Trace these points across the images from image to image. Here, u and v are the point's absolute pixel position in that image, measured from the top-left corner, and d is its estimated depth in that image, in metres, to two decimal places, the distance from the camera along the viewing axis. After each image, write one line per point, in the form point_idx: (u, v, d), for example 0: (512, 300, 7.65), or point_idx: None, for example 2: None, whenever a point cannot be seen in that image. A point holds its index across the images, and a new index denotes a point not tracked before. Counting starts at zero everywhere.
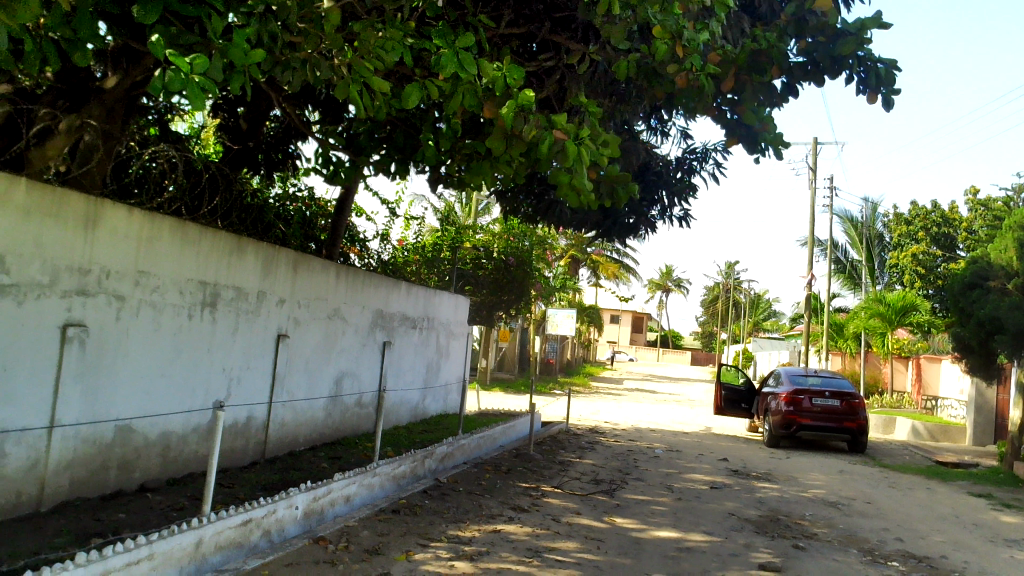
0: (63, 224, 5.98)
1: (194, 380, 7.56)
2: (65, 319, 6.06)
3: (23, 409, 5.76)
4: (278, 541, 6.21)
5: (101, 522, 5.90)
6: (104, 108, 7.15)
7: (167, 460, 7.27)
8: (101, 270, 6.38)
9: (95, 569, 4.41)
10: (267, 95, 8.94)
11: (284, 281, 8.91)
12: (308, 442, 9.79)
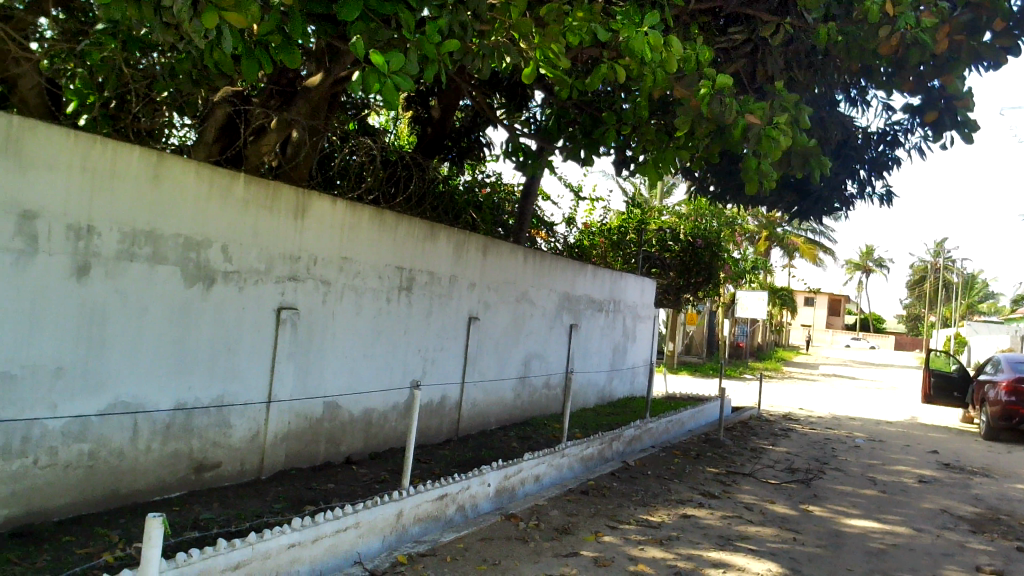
0: (277, 215, 6.48)
1: (393, 360, 7.97)
2: (279, 303, 6.57)
3: (245, 385, 6.31)
4: (472, 515, 6.45)
5: (313, 490, 6.37)
6: (311, 106, 7.64)
7: (370, 435, 7.73)
8: (310, 257, 6.86)
9: (309, 534, 4.77)
10: (458, 85, 9.21)
11: (474, 266, 9.20)
12: (498, 421, 10.08)
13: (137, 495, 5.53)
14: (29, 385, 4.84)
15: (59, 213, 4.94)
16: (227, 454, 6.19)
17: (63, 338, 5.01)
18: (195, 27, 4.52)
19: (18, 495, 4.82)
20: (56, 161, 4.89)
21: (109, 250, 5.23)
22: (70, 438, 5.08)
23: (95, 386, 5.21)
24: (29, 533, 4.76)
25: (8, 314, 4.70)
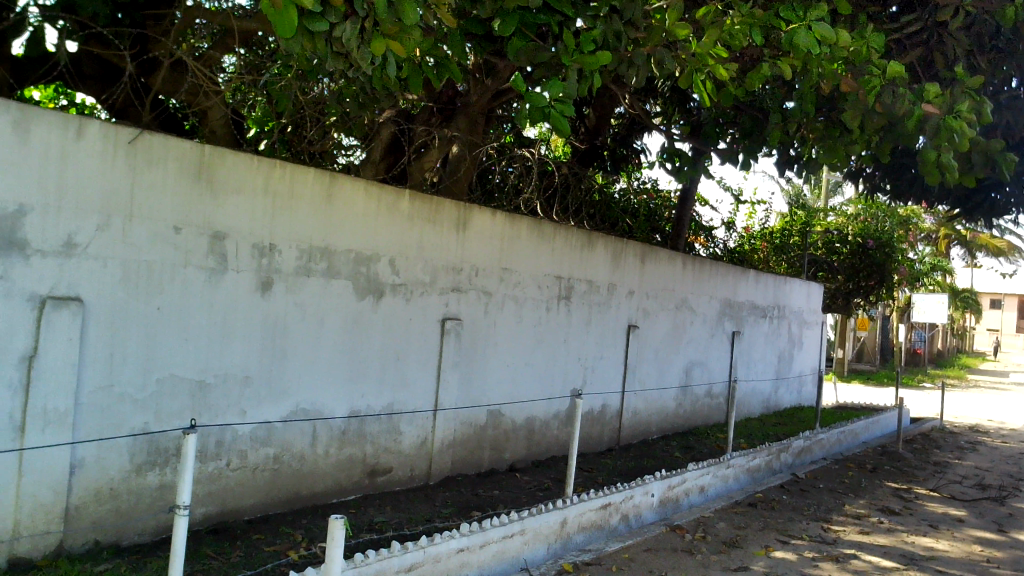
0: (440, 229, 6.70)
1: (554, 369, 8.04)
2: (444, 313, 6.77)
3: (413, 393, 6.54)
4: (636, 525, 6.39)
5: (479, 496, 6.52)
6: (469, 121, 7.84)
7: (532, 442, 7.83)
8: (472, 269, 7.04)
9: (477, 540, 4.87)
10: (613, 92, 9.19)
11: (632, 273, 9.13)
12: (660, 430, 9.94)
13: (317, 497, 5.84)
14: (222, 394, 5.23)
15: (244, 233, 5.31)
16: (398, 459, 6.44)
17: (250, 350, 5.38)
18: (364, 53, 4.74)
19: (214, 495, 5.21)
20: (242, 185, 5.28)
21: (288, 266, 5.58)
22: (257, 443, 5.45)
23: (279, 394, 5.56)
24: (225, 530, 5.16)
25: (202, 328, 5.10)
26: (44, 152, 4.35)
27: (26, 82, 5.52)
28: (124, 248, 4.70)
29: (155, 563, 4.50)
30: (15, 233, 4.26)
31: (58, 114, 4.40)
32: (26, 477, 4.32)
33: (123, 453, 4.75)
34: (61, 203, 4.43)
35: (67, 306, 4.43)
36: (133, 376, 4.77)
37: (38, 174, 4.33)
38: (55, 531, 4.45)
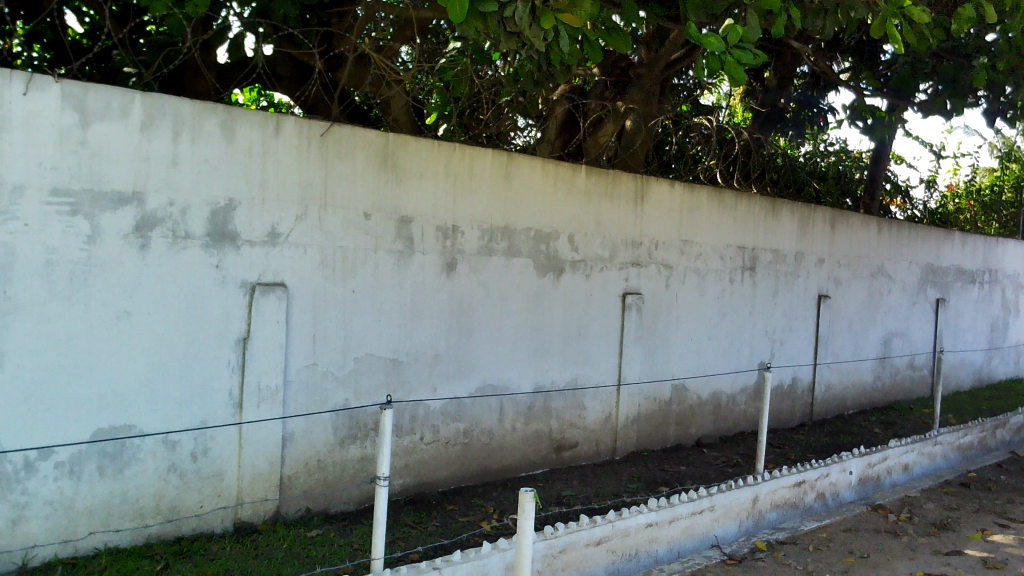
0: (617, 203, 6.65)
1: (740, 342, 7.79)
2: (624, 288, 6.73)
3: (597, 368, 6.56)
4: (833, 505, 6.10)
5: (666, 472, 6.47)
6: (644, 92, 7.71)
7: (719, 418, 7.64)
8: (651, 242, 6.95)
9: (666, 515, 4.83)
10: (796, 50, 8.73)
11: (822, 240, 8.68)
12: (857, 405, 9.42)
13: (506, 470, 6.01)
14: (414, 370, 5.47)
15: (429, 216, 5.51)
16: (583, 434, 6.49)
17: (439, 328, 5.59)
18: (535, 32, 4.75)
19: (410, 466, 5.48)
20: (425, 169, 5.47)
21: (471, 247, 5.74)
22: (448, 418, 5.66)
23: (467, 371, 5.75)
24: (421, 501, 5.41)
25: (394, 309, 5.35)
26: (248, 149, 4.69)
27: (230, 85, 5.99)
28: (321, 235, 5.00)
29: (360, 529, 4.81)
30: (227, 225, 4.63)
31: (259, 114, 4.72)
32: (245, 449, 4.73)
33: (328, 427, 5.08)
34: (265, 196, 4.77)
35: (274, 292, 4.78)
36: (334, 355, 5.08)
37: (244, 171, 4.68)
38: (271, 498, 4.84)
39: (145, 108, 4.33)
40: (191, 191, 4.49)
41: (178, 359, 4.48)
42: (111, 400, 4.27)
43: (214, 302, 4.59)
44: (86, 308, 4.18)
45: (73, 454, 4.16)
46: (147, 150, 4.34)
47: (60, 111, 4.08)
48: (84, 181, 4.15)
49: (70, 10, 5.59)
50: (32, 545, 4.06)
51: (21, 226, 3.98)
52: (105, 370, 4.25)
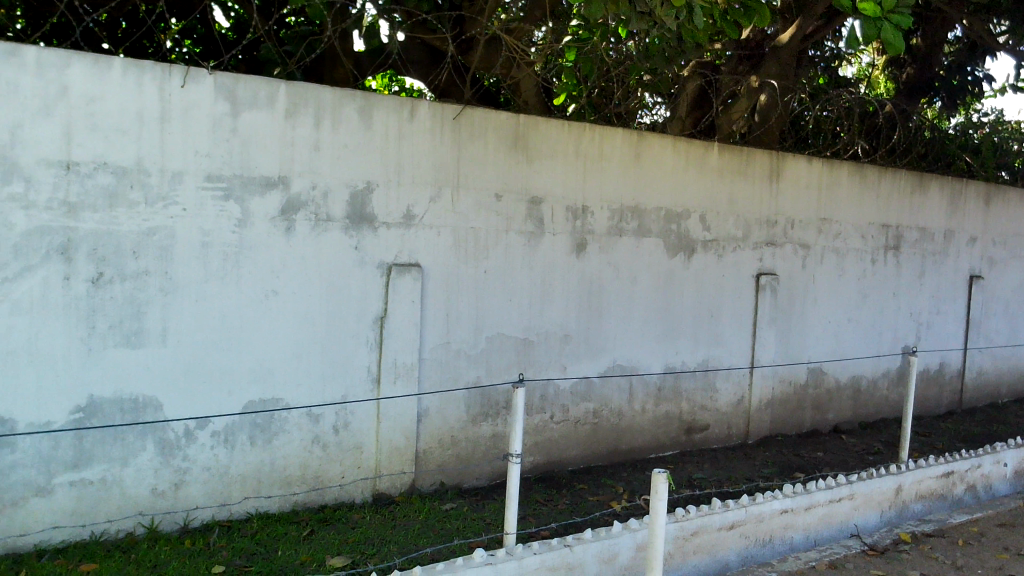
0: (751, 181, 6.47)
1: (882, 325, 7.44)
2: (758, 268, 6.55)
3: (729, 350, 6.42)
4: (986, 498, 5.76)
5: (801, 458, 6.28)
6: (780, 66, 7.42)
7: (859, 403, 7.34)
8: (787, 221, 6.72)
9: (802, 502, 4.69)
10: (948, 14, 8.18)
11: (975, 217, 8.15)
12: (1013, 393, 8.83)
13: (635, 451, 5.99)
14: (545, 350, 5.52)
15: (559, 196, 5.53)
16: (714, 417, 6.38)
17: (569, 309, 5.61)
18: (666, 11, 4.68)
19: (541, 445, 5.54)
20: (555, 151, 5.49)
21: (601, 227, 5.72)
22: (578, 397, 5.69)
23: (597, 351, 5.75)
24: (552, 479, 5.47)
25: (525, 289, 5.41)
26: (384, 133, 4.83)
27: (366, 72, 6.17)
28: (454, 216, 5.11)
29: (492, 505, 4.92)
30: (365, 208, 4.80)
31: (394, 99, 4.85)
32: (383, 423, 4.91)
33: (461, 405, 5.20)
34: (400, 179, 4.91)
35: (409, 272, 4.92)
36: (467, 334, 5.19)
37: (381, 154, 4.83)
38: (408, 472, 5.01)
39: (289, 97, 4.53)
40: (331, 176, 4.68)
41: (321, 336, 4.69)
42: (260, 375, 4.53)
43: (353, 282, 4.78)
44: (238, 287, 4.43)
45: (227, 424, 4.44)
46: (291, 137, 4.54)
47: (213, 101, 4.32)
48: (235, 167, 4.39)
49: (218, 5, 5.90)
50: (192, 507, 4.36)
51: (180, 210, 4.26)
52: (255, 346, 4.50)
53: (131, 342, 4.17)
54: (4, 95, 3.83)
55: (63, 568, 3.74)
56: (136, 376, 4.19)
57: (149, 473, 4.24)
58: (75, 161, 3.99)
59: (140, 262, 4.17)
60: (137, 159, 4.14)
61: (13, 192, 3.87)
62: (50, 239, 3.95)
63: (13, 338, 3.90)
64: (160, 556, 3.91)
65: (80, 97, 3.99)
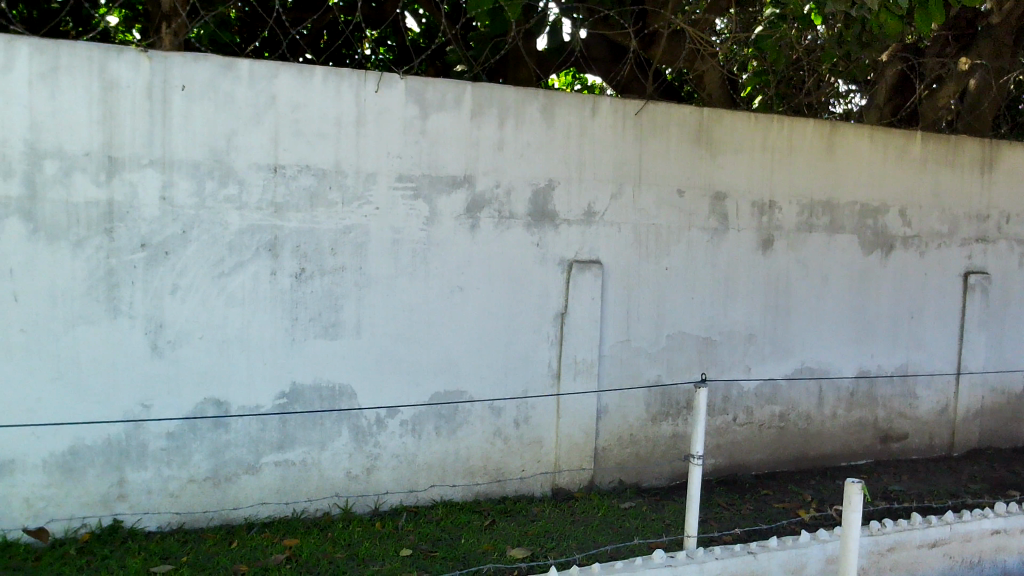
0: (959, 171, 5.98)
1: None
2: (967, 267, 6.03)
3: (933, 354, 5.97)
4: None
5: (1016, 475, 5.74)
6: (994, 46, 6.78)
7: None
8: (1001, 215, 6.15)
9: (1017, 523, 4.28)
10: None
11: None
12: None
13: (825, 458, 5.70)
14: (728, 349, 5.36)
15: (745, 191, 5.35)
16: (914, 426, 5.95)
17: (755, 307, 5.41)
18: None
19: (723, 447, 5.39)
20: (741, 144, 5.32)
21: (789, 223, 5.48)
22: (763, 400, 5.48)
23: (784, 352, 5.52)
24: (734, 483, 5.32)
25: (707, 287, 5.27)
26: (566, 131, 4.87)
27: (549, 72, 6.24)
28: (635, 213, 5.07)
29: (672, 506, 4.84)
30: (547, 205, 4.85)
31: (576, 96, 4.87)
32: (563, 419, 4.95)
33: (641, 403, 5.15)
34: (582, 176, 4.92)
35: (590, 269, 4.93)
36: (648, 332, 5.14)
37: (563, 152, 4.87)
38: (587, 468, 5.03)
39: (475, 98, 4.65)
40: (515, 174, 4.77)
41: (503, 331, 4.79)
42: (446, 367, 4.69)
43: (535, 278, 4.84)
44: (426, 282, 4.61)
45: (415, 414, 4.64)
46: (477, 136, 4.67)
47: (404, 104, 4.52)
48: (424, 167, 4.57)
49: (410, 13, 6.16)
50: (382, 492, 4.59)
51: (373, 209, 4.49)
52: (441, 339, 4.66)
53: (329, 333, 4.44)
54: (222, 105, 4.18)
55: (269, 541, 4.05)
56: (334, 365, 4.46)
57: (344, 457, 4.50)
58: (282, 164, 4.30)
59: (337, 258, 4.43)
60: (336, 161, 4.40)
61: (229, 194, 4.22)
62: (260, 237, 4.28)
63: (228, 328, 4.25)
64: (353, 536, 4.15)
65: (286, 104, 4.29)
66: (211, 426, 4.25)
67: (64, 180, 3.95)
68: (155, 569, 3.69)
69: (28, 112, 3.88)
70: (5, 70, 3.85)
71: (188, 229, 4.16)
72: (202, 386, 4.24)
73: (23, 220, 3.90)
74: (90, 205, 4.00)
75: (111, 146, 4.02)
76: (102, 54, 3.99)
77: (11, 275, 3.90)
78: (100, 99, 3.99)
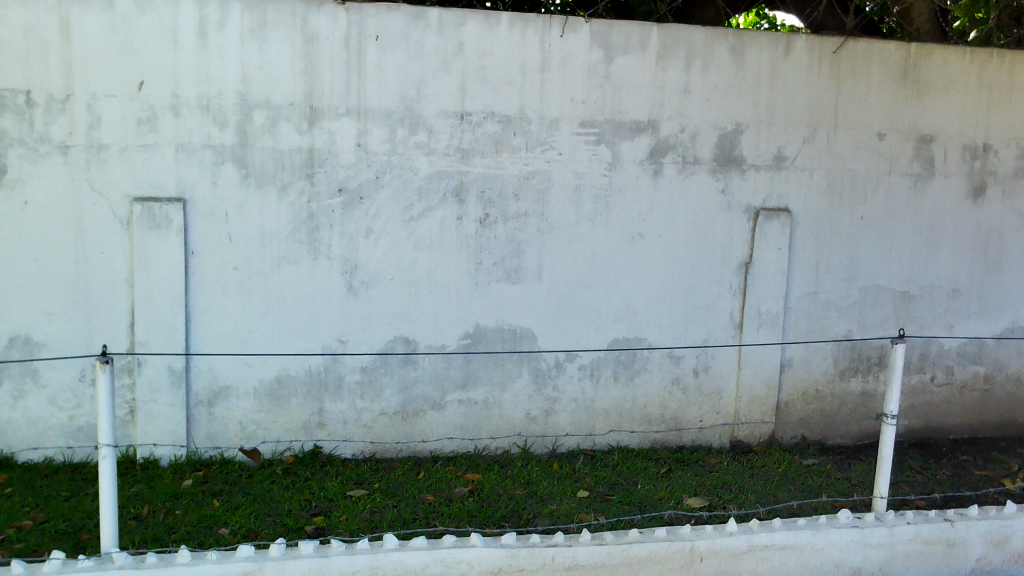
0: None
1: None
2: None
3: None
4: None
5: None
6: None
7: None
8: None
9: None
10: None
11: None
12: None
13: None
14: (929, 305, 5.01)
15: (955, 134, 4.92)
16: None
17: (961, 260, 5.01)
18: None
19: (918, 408, 5.08)
20: (953, 82, 4.88)
21: (1006, 168, 5.00)
22: (966, 360, 5.10)
23: (993, 310, 5.09)
24: (930, 446, 5.01)
25: (908, 238, 4.93)
26: (757, 72, 4.65)
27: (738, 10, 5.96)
28: (830, 158, 4.79)
29: (859, 466, 4.63)
30: (733, 150, 4.68)
31: (770, 34, 4.63)
32: (744, 371, 4.83)
33: (829, 357, 4.94)
34: (772, 119, 4.70)
35: (778, 217, 4.73)
36: (839, 284, 4.88)
37: (752, 94, 4.66)
38: (768, 421, 4.90)
39: (661, 40, 4.53)
40: (701, 118, 4.62)
41: (685, 279, 4.71)
42: (625, 314, 4.68)
43: (719, 226, 4.71)
44: (607, 228, 4.59)
45: (594, 359, 4.67)
46: (662, 79, 4.55)
47: (589, 48, 4.47)
48: (607, 112, 4.52)
49: None
50: (560, 434, 4.69)
51: (556, 154, 4.50)
52: (621, 286, 4.65)
53: (511, 278, 4.54)
54: (412, 54, 4.30)
55: (454, 474, 4.24)
56: (516, 309, 4.57)
57: (524, 398, 4.63)
58: (468, 111, 4.39)
59: (520, 204, 4.49)
60: (520, 107, 4.44)
61: (418, 140, 4.36)
62: (447, 182, 4.41)
63: (417, 270, 4.44)
64: (533, 474, 4.28)
65: (473, 51, 4.36)
66: (400, 362, 4.48)
67: (271, 129, 4.22)
68: (351, 492, 3.97)
69: (240, 65, 4.16)
70: (220, 26, 4.13)
71: (381, 174, 4.35)
72: (392, 324, 4.46)
73: (236, 166, 4.21)
74: (293, 152, 4.26)
75: (312, 96, 4.25)
76: (305, 7, 4.19)
77: (227, 217, 4.23)
78: (302, 51, 4.21)
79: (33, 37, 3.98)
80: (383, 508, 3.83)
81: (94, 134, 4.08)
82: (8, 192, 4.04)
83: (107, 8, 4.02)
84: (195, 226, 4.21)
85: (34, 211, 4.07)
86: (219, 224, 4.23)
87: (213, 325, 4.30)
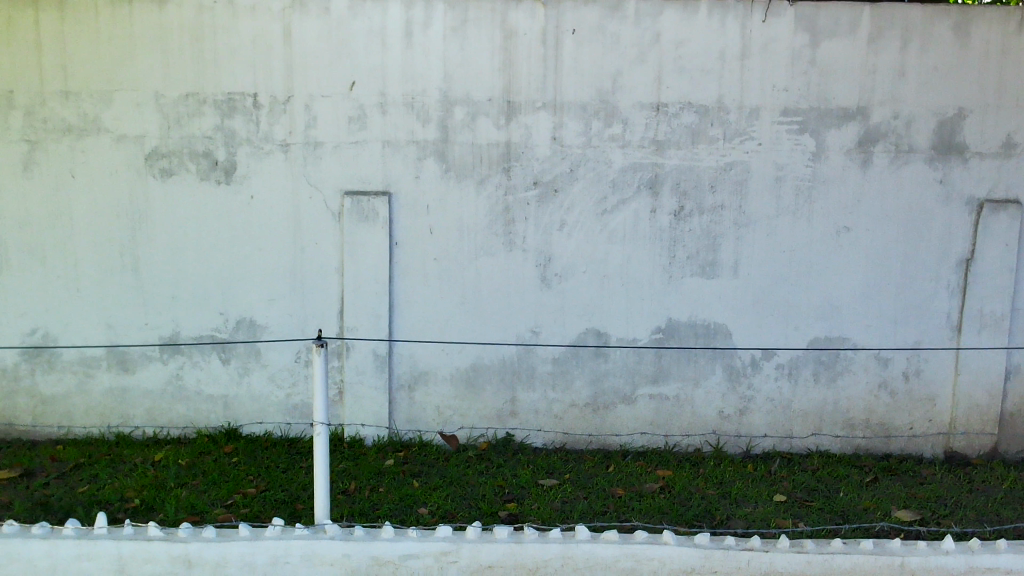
0: None
1: None
2: None
3: None
4: None
5: None
6: None
7: None
8: None
9: None
10: None
11: None
12: None
13: None
14: None
15: None
16: None
17: None
18: None
19: None
20: None
21: None
22: None
23: None
24: None
25: None
26: (984, 51, 4.26)
27: None
28: None
29: None
30: (954, 137, 4.32)
31: (1001, 9, 4.23)
32: (962, 377, 4.46)
33: None
34: (1001, 102, 4.30)
35: (1006, 209, 4.33)
36: None
37: (978, 76, 4.28)
38: (989, 432, 4.51)
39: (874, 21, 4.24)
40: (917, 102, 4.30)
41: (896, 276, 4.41)
42: (828, 312, 4.44)
43: (937, 219, 4.37)
44: (810, 222, 4.37)
45: (793, 358, 4.47)
46: (874, 63, 4.27)
47: (793, 33, 4.26)
48: (813, 99, 4.30)
49: None
50: (755, 434, 4.54)
51: (756, 145, 4.34)
52: (824, 282, 4.42)
53: (706, 272, 4.43)
54: (608, 46, 4.29)
55: (644, 469, 4.21)
56: (710, 304, 4.45)
57: (717, 396, 4.51)
58: (664, 102, 4.32)
59: (717, 196, 4.37)
60: (718, 96, 4.31)
61: (613, 133, 4.34)
62: (642, 174, 4.36)
63: (610, 263, 4.43)
64: (726, 474, 4.16)
65: (670, 41, 4.28)
66: (592, 355, 4.49)
67: (470, 124, 4.35)
68: (542, 481, 4.03)
69: (442, 64, 4.32)
70: (424, 26, 4.29)
71: (576, 168, 4.37)
72: (584, 317, 4.48)
73: (437, 160, 4.38)
74: (491, 146, 4.36)
75: (510, 91, 4.33)
76: (504, 4, 4.28)
77: (428, 210, 4.41)
78: (501, 47, 4.30)
79: (259, 45, 4.31)
80: (574, 499, 3.86)
81: (311, 132, 4.37)
82: (236, 187, 4.40)
83: (323, 14, 4.28)
84: (399, 219, 4.42)
85: (258, 204, 4.41)
86: (421, 216, 4.41)
87: (414, 313, 4.50)
